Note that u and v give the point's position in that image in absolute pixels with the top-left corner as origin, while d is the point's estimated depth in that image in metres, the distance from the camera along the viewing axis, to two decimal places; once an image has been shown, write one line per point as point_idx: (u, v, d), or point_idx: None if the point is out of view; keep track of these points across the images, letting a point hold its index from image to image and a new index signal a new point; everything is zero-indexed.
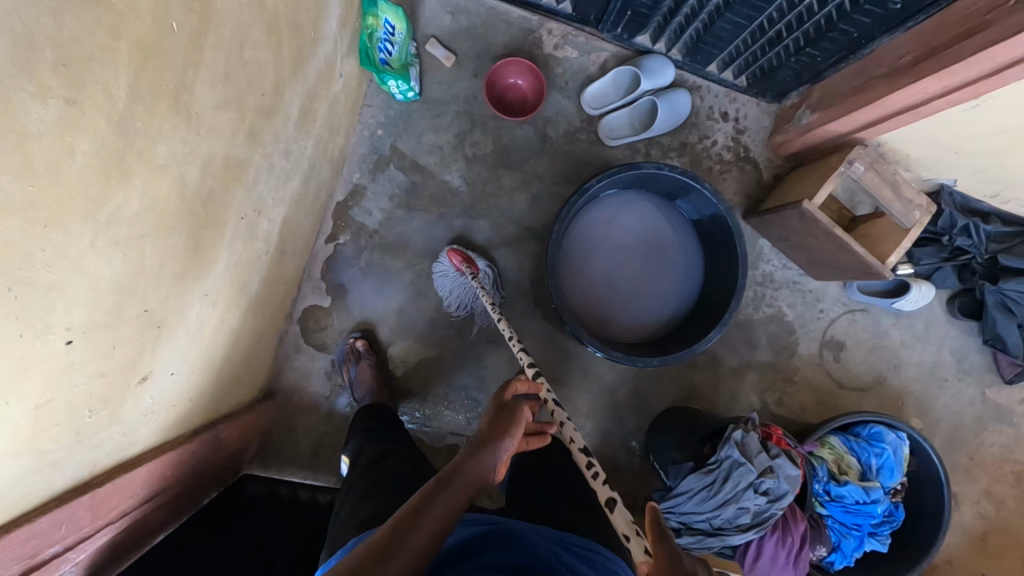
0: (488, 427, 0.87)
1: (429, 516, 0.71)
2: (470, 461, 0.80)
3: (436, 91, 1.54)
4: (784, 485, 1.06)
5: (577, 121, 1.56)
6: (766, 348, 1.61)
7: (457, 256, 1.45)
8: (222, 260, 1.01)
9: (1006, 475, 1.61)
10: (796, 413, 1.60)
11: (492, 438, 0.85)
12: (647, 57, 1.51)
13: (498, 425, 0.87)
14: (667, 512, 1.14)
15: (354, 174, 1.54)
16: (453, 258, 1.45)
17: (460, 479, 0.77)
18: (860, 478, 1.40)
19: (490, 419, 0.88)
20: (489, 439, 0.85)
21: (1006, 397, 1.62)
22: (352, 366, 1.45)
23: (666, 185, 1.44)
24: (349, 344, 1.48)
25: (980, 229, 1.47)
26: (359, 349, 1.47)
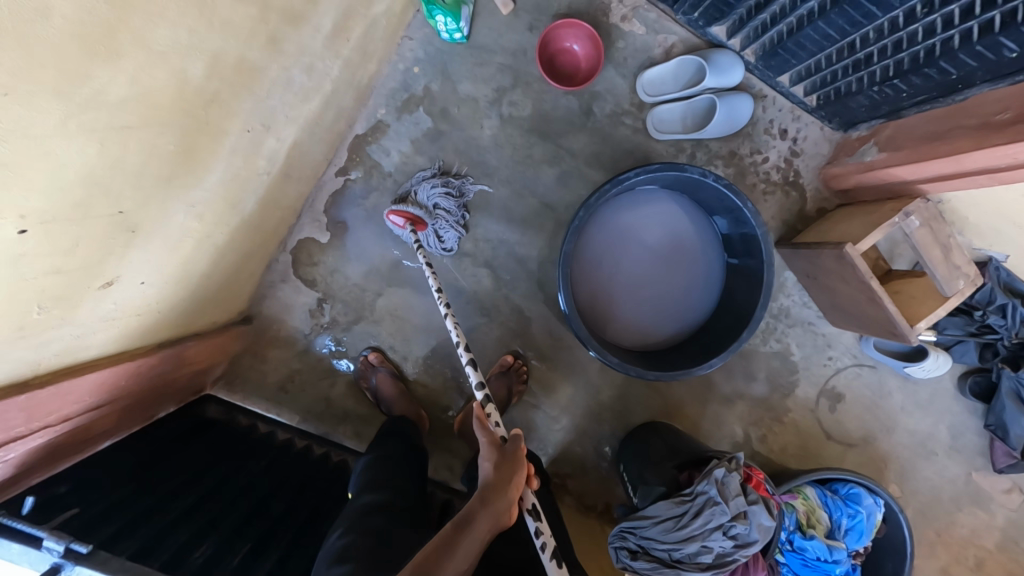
0: (492, 477, 0.85)
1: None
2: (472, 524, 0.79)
3: (485, 38, 1.42)
4: (754, 533, 1.02)
5: (627, 103, 1.44)
6: (763, 382, 1.55)
7: (400, 217, 1.33)
8: (216, 172, 0.92)
9: (969, 560, 1.58)
10: (777, 454, 1.56)
11: (501, 492, 0.83)
12: (719, 51, 1.38)
13: (505, 482, 0.84)
14: (627, 532, 1.10)
15: (379, 108, 1.43)
16: (396, 221, 1.34)
17: (467, 543, 0.77)
18: (826, 534, 1.36)
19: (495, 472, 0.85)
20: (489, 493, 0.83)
21: (991, 483, 1.57)
22: (371, 379, 1.41)
23: (704, 193, 1.34)
24: (363, 359, 1.44)
25: (1017, 311, 1.37)
26: (373, 361, 1.42)
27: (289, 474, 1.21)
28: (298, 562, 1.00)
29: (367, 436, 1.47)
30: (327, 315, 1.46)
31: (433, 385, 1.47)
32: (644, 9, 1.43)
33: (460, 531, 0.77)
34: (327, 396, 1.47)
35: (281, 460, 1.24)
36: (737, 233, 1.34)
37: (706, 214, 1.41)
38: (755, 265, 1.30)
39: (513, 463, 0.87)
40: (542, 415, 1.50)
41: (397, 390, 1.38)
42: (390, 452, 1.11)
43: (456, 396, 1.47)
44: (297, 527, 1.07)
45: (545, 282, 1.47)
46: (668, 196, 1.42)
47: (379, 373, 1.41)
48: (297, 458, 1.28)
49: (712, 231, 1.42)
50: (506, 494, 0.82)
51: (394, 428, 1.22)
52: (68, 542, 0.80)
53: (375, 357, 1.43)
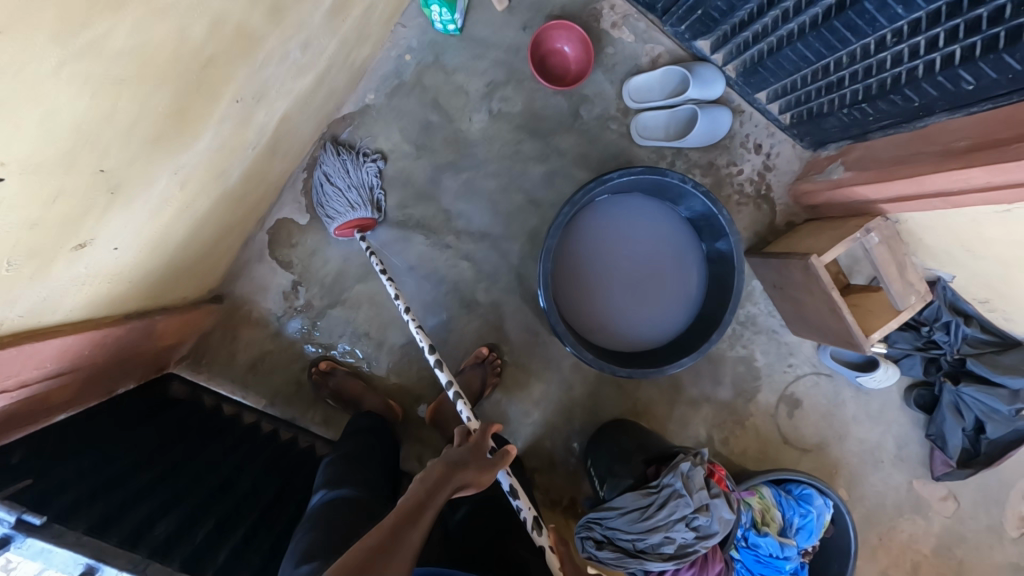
0: (458, 458, 0.87)
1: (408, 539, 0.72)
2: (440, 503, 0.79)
3: (479, 32, 1.43)
4: (715, 525, 1.05)
5: (613, 108, 1.48)
6: (727, 387, 1.61)
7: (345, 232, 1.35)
8: (204, 139, 0.89)
9: (906, 562, 1.68)
10: (738, 456, 1.61)
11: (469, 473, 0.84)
12: (703, 64, 1.44)
13: (476, 457, 0.88)
14: (594, 522, 1.12)
15: (370, 94, 1.42)
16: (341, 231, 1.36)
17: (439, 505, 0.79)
18: (779, 532, 1.43)
19: (467, 449, 0.88)
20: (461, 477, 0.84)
21: (929, 490, 1.68)
22: (328, 386, 1.39)
23: (681, 199, 1.39)
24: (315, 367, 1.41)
25: (959, 329, 1.51)
26: (324, 369, 1.40)
27: (255, 456, 1.19)
28: (262, 542, 0.99)
29: (336, 423, 1.45)
30: (302, 298, 1.44)
31: (405, 374, 1.46)
32: (636, 18, 1.47)
33: (433, 493, 0.79)
34: (297, 380, 1.44)
35: (245, 443, 1.22)
36: (712, 241, 1.40)
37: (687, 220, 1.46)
38: (726, 270, 1.36)
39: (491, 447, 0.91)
40: (514, 408, 1.51)
41: (361, 389, 1.38)
42: (359, 443, 1.12)
43: (430, 386, 1.47)
44: (262, 508, 1.06)
45: (525, 276, 1.49)
46: (651, 200, 1.46)
47: (335, 377, 1.39)
48: (262, 442, 1.25)
49: (690, 237, 1.46)
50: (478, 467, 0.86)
51: (366, 418, 1.23)
52: (20, 513, 0.74)
53: (325, 365, 1.41)
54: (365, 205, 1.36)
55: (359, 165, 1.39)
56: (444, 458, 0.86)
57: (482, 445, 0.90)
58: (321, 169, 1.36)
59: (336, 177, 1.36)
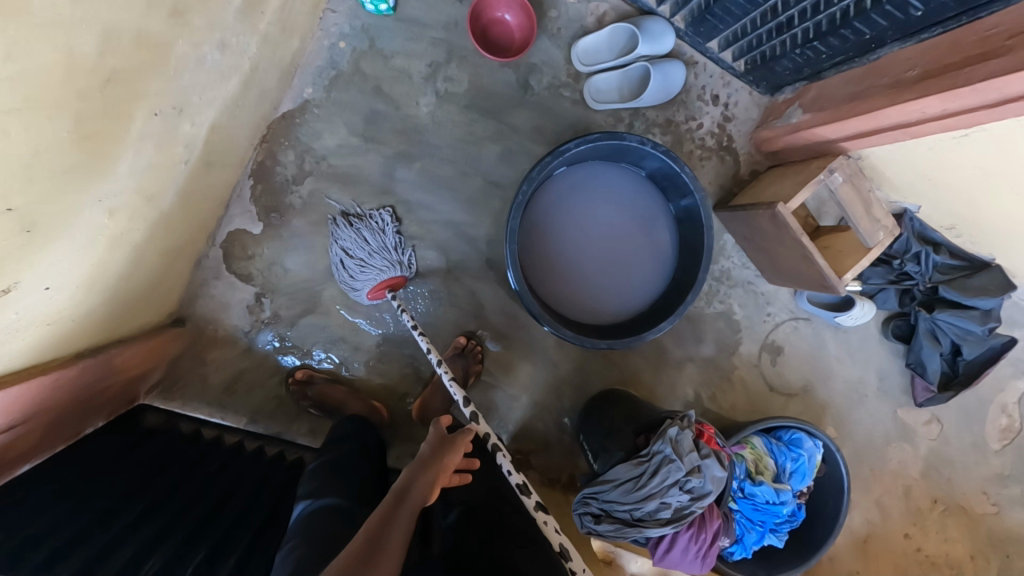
0: (427, 457, 0.89)
1: (392, 539, 0.75)
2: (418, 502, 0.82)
3: (414, 9, 1.35)
4: (708, 485, 1.06)
5: (564, 75, 1.43)
6: (710, 343, 1.62)
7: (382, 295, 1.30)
8: (126, 161, 0.83)
9: (897, 488, 1.74)
10: (727, 410, 1.63)
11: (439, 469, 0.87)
12: (649, 19, 1.38)
13: (444, 450, 0.91)
14: (590, 498, 1.12)
15: (307, 88, 1.34)
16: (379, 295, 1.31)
17: (414, 504, 0.82)
18: (773, 479, 1.45)
19: (432, 446, 0.91)
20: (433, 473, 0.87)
21: (913, 417, 1.73)
22: (308, 395, 1.36)
23: (644, 160, 1.35)
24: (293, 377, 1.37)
25: (929, 258, 1.54)
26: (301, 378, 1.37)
27: (242, 478, 1.15)
28: (257, 566, 0.96)
29: (323, 432, 1.42)
30: (268, 310, 1.38)
31: (386, 373, 1.44)
32: None
33: (404, 495, 0.82)
34: (276, 395, 1.40)
35: (231, 466, 1.18)
36: (678, 201, 1.37)
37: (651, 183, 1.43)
38: (695, 229, 1.34)
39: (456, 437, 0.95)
40: (501, 393, 1.50)
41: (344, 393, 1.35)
42: (343, 450, 1.09)
43: (412, 382, 1.44)
44: (254, 531, 1.02)
45: (494, 259, 1.45)
46: (614, 165, 1.42)
47: (315, 386, 1.36)
48: (249, 463, 1.22)
49: (656, 199, 1.44)
50: (446, 461, 0.88)
51: (349, 424, 1.19)
52: None
53: (303, 374, 1.37)
54: (392, 265, 1.32)
55: (377, 231, 1.37)
56: (413, 463, 0.88)
57: (449, 437, 0.94)
58: (338, 246, 1.34)
59: (355, 249, 1.33)
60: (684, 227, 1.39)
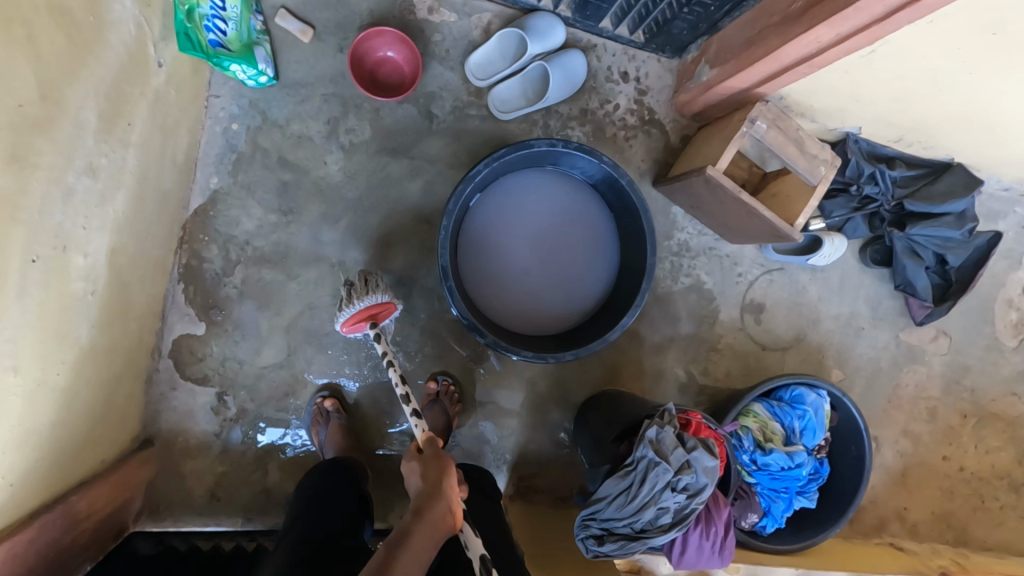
0: (430, 479, 0.92)
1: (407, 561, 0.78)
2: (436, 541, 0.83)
3: (296, 72, 1.33)
4: (702, 478, 1.01)
5: (464, 95, 1.39)
6: (688, 319, 1.56)
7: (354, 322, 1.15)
8: (12, 318, 0.80)
9: (921, 412, 1.67)
10: (724, 381, 1.57)
11: (445, 496, 0.89)
12: (533, 16, 1.36)
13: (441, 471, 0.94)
14: (588, 520, 1.06)
15: (212, 177, 1.32)
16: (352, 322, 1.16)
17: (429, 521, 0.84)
18: (784, 442, 1.40)
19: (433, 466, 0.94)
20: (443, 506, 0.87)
21: (918, 337, 1.66)
22: (323, 429, 1.32)
23: (560, 159, 1.32)
24: (316, 405, 1.34)
25: (886, 175, 1.46)
26: (326, 409, 1.33)
27: None
28: None
29: None
30: (233, 407, 1.36)
31: (368, 437, 1.40)
32: None
33: (419, 513, 0.85)
34: (264, 487, 1.37)
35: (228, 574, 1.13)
36: (609, 189, 1.33)
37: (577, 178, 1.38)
38: (631, 208, 1.30)
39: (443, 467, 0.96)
40: (489, 426, 1.45)
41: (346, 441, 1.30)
42: (331, 476, 1.09)
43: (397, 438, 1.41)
44: None
45: (445, 295, 1.42)
46: (535, 172, 1.37)
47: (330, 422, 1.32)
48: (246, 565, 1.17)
49: (588, 194, 1.39)
50: (449, 486, 0.91)
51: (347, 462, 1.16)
52: None
53: (330, 403, 1.34)
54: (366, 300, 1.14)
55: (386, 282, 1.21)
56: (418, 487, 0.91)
57: (441, 458, 0.96)
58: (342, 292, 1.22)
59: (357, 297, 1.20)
60: (621, 213, 1.35)
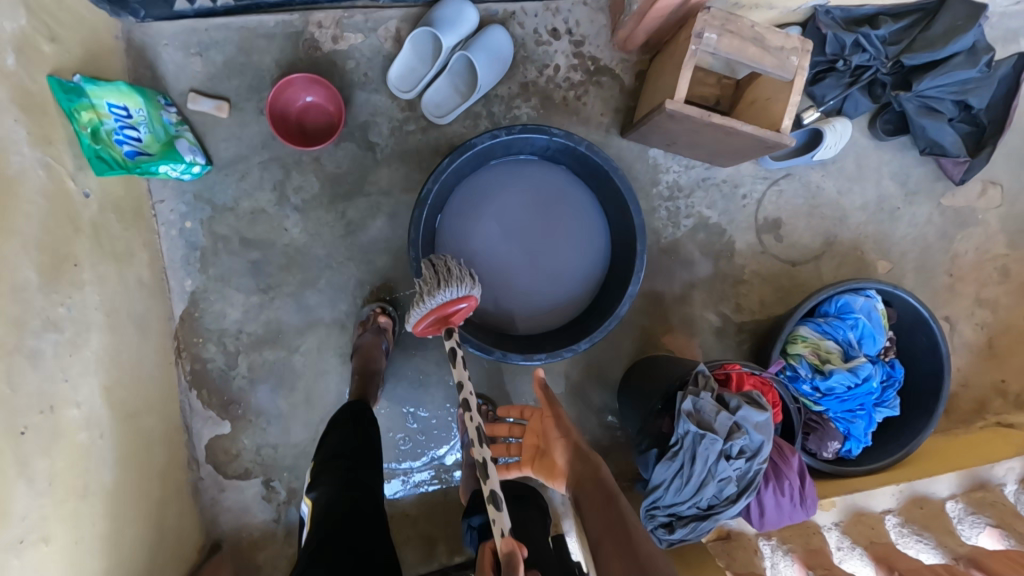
0: None
1: None
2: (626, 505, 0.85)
3: (227, 149, 1.29)
4: (757, 437, 0.92)
5: (398, 112, 1.32)
6: (703, 261, 1.45)
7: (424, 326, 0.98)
8: (21, 495, 0.80)
9: (991, 276, 1.50)
10: (762, 310, 1.46)
11: None
12: (437, 8, 1.26)
13: None
14: (651, 511, 0.99)
15: (185, 281, 1.30)
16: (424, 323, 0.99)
17: None
18: (844, 359, 1.28)
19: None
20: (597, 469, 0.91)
21: (963, 197, 1.48)
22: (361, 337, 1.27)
23: (508, 147, 1.22)
24: (372, 315, 1.29)
25: (872, 38, 1.29)
26: (378, 324, 1.28)
27: None
28: None
29: None
30: (282, 490, 1.36)
31: (419, 478, 1.38)
32: (346, 16, 1.29)
33: None
34: None
35: None
36: (569, 155, 1.23)
37: (536, 160, 1.28)
38: (598, 169, 1.20)
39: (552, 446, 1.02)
40: None
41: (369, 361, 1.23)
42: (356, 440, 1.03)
43: (447, 471, 1.38)
44: None
45: None
46: (490, 170, 1.27)
47: (373, 335, 1.26)
48: None
49: (548, 167, 1.28)
50: None
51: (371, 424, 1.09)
52: None
53: (381, 322, 1.28)
54: (444, 297, 0.94)
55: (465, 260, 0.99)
56: None
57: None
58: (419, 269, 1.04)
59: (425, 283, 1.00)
60: (591, 179, 1.25)
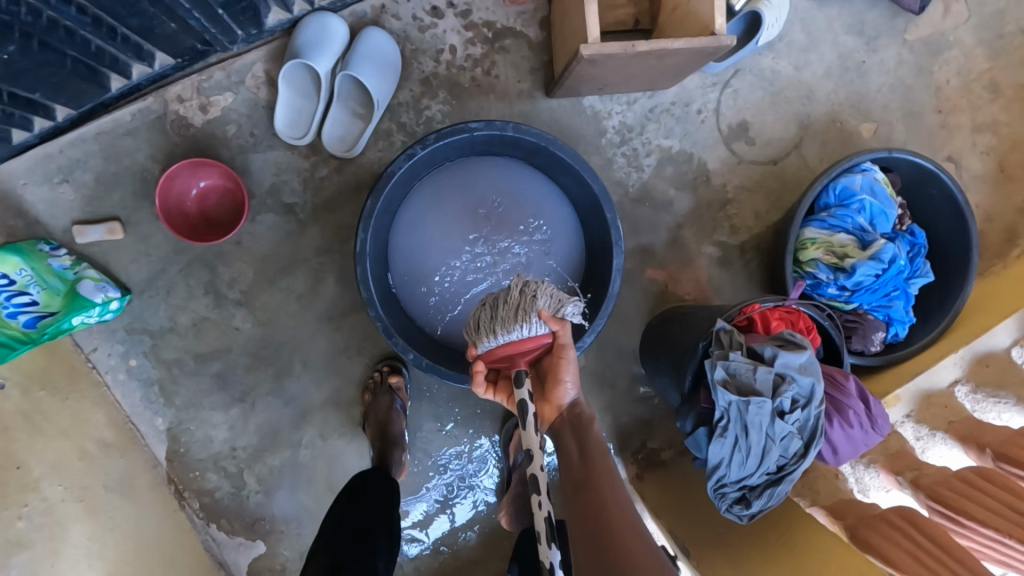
0: None
1: None
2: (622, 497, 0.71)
3: (140, 270, 1.15)
4: (805, 381, 0.83)
5: (304, 161, 1.17)
6: (681, 194, 1.32)
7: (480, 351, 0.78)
8: None
9: (981, 97, 1.37)
10: (760, 222, 1.34)
11: None
12: (299, 33, 1.11)
13: None
14: (720, 494, 0.90)
15: (156, 421, 1.17)
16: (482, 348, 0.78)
17: None
18: (862, 247, 1.17)
19: None
20: (600, 454, 0.75)
21: (926, 25, 1.34)
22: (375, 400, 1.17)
23: (432, 160, 1.05)
24: (381, 374, 1.20)
25: None
26: (391, 385, 1.18)
27: None
28: None
29: None
30: None
31: (477, 520, 1.29)
32: (205, 79, 1.13)
33: None
34: None
35: None
36: (499, 144, 1.06)
37: (462, 160, 1.11)
38: (537, 146, 1.04)
39: (543, 398, 0.79)
40: None
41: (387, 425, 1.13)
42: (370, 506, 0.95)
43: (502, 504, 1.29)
44: None
45: None
46: (419, 192, 1.09)
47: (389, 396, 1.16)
48: None
49: (481, 164, 1.11)
50: None
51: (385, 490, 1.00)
52: None
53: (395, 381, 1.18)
54: (508, 335, 0.73)
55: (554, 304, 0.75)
56: None
57: None
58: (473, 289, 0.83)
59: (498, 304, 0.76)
60: (529, 156, 1.10)
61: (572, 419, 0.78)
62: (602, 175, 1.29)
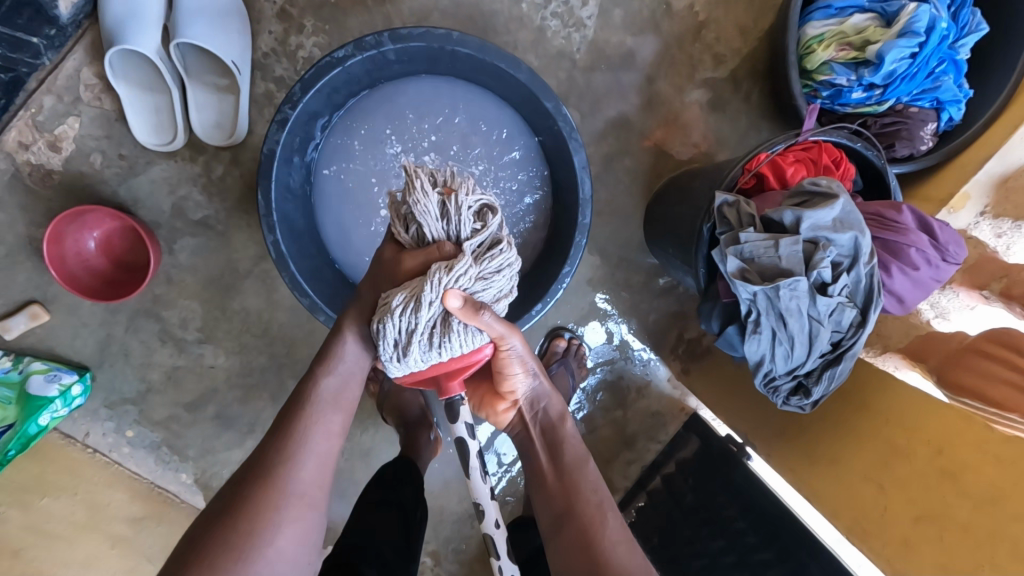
0: None
1: None
2: (609, 526, 0.63)
3: (85, 342, 1.04)
4: (843, 238, 0.65)
5: (193, 163, 0.99)
6: (643, 36, 1.05)
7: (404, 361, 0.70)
8: None
9: None
10: (748, 37, 1.06)
11: None
12: (103, 12, 0.88)
13: None
14: (772, 393, 0.76)
15: (180, 476, 1.09)
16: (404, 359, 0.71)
17: None
18: (886, 24, 0.90)
19: None
20: (577, 471, 0.68)
21: None
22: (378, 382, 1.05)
23: (318, 117, 0.84)
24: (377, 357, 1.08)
25: None
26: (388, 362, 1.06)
27: None
28: None
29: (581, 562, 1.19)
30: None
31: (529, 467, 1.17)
32: (36, 112, 0.95)
33: None
34: None
35: None
36: (386, 65, 0.84)
37: (354, 103, 0.89)
38: (431, 50, 0.81)
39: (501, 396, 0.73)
40: (605, 348, 1.15)
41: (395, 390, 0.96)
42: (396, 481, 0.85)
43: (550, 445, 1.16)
44: None
45: None
46: (321, 159, 0.90)
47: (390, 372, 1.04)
48: None
49: (381, 98, 0.90)
50: None
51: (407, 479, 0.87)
52: None
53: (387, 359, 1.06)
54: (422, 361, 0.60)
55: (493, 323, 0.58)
56: None
57: None
58: (447, 224, 0.56)
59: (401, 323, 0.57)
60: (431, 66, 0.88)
61: (535, 421, 0.74)
62: (538, 52, 1.03)
